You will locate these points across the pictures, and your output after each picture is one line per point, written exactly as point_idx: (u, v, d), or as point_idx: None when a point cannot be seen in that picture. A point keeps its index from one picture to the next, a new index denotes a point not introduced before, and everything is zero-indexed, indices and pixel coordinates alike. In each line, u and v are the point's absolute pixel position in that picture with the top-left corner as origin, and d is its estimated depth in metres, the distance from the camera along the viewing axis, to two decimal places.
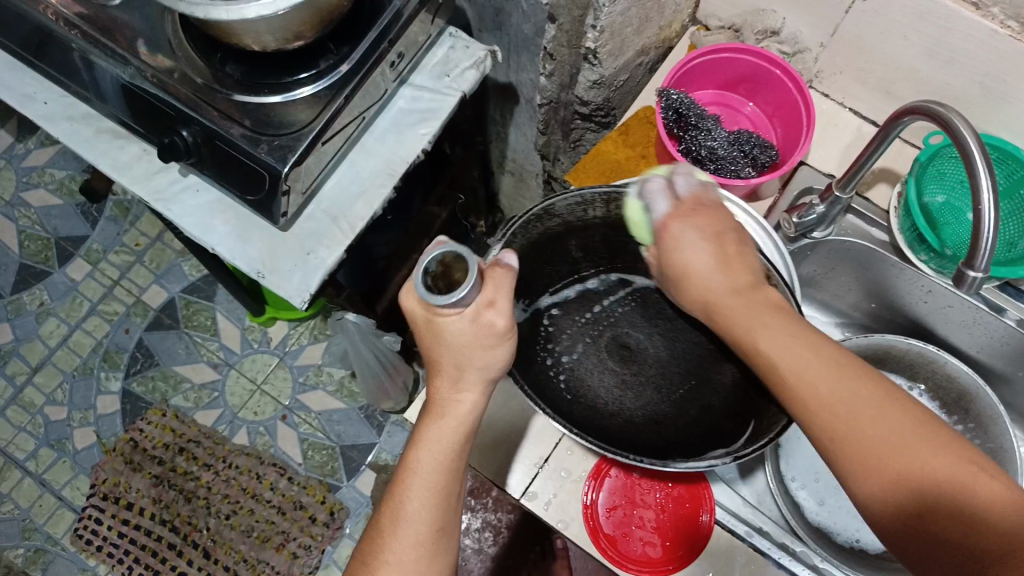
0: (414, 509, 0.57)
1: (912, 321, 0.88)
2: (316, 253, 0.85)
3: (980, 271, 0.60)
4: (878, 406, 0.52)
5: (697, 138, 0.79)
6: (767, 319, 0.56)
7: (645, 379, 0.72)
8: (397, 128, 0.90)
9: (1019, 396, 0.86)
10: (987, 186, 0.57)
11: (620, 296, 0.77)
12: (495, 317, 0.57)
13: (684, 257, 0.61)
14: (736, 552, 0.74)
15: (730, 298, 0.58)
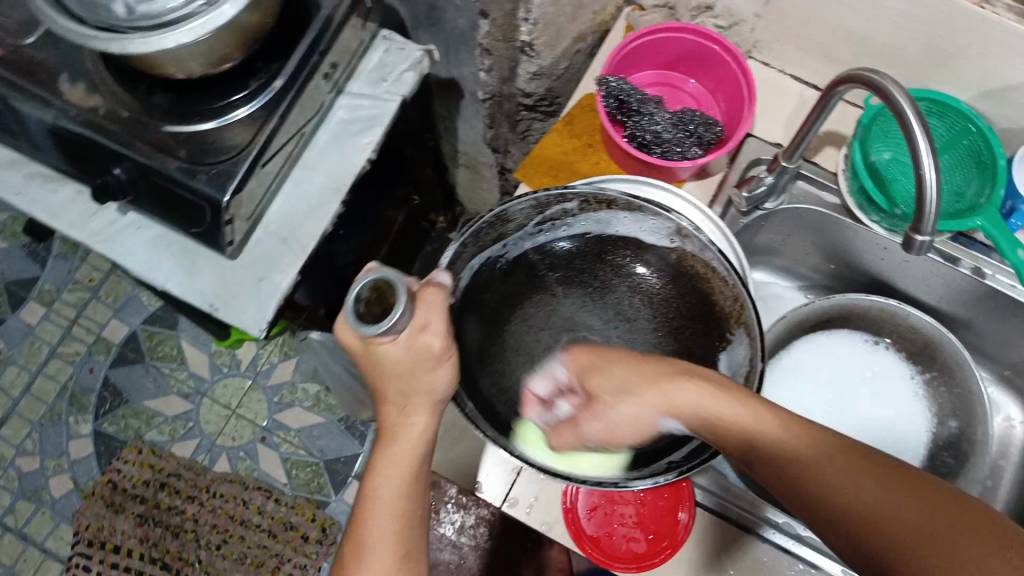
0: (374, 538, 0.54)
1: (871, 278, 0.89)
2: (269, 278, 0.84)
3: (926, 236, 0.59)
4: (814, 442, 0.52)
5: (640, 124, 0.77)
6: (629, 376, 0.58)
7: None
8: (339, 141, 0.88)
9: (983, 339, 0.88)
10: (926, 148, 0.56)
11: (572, 288, 0.70)
12: (432, 339, 0.55)
13: (605, 385, 0.59)
14: (723, 533, 0.74)
15: (602, 363, 0.60)
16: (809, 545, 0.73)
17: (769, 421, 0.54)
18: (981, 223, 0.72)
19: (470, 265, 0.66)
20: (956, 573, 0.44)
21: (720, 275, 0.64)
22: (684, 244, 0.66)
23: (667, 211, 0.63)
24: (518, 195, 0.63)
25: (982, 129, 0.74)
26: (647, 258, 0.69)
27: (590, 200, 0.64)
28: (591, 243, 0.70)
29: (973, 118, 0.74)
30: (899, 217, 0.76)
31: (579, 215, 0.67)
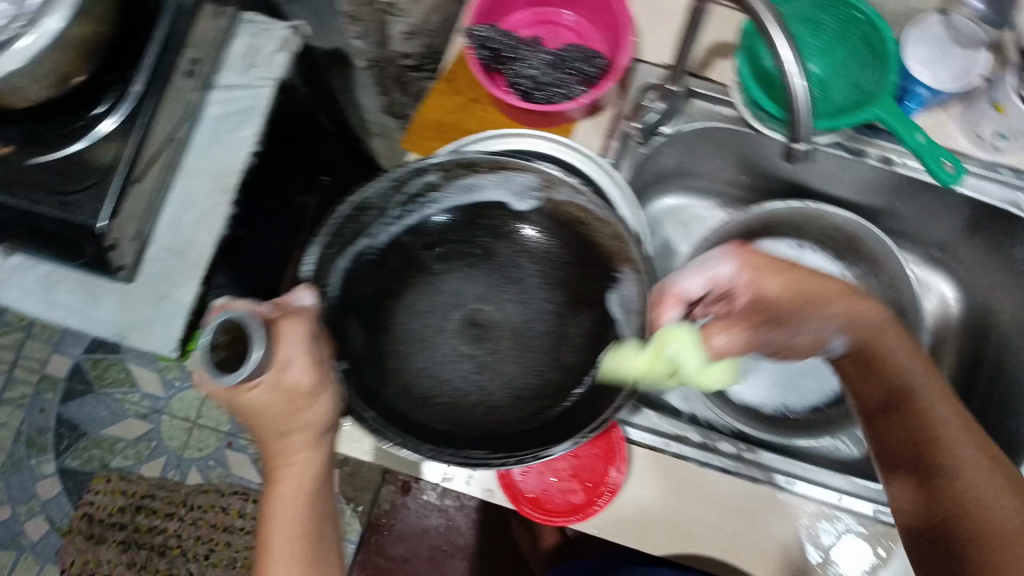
0: (278, 555, 0.60)
1: (786, 183, 0.87)
2: (170, 295, 0.83)
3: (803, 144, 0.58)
4: (938, 393, 0.62)
5: (519, 70, 0.74)
6: (835, 313, 0.64)
7: (505, 355, 0.65)
8: (219, 139, 0.84)
9: (905, 223, 0.87)
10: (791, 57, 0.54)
11: (453, 264, 0.67)
12: (299, 375, 0.54)
13: (773, 288, 0.63)
14: (668, 467, 0.74)
15: (839, 296, 0.64)
16: (751, 463, 0.74)
17: (925, 370, 0.63)
18: (873, 112, 0.70)
19: (338, 265, 0.64)
20: (1002, 540, 0.56)
21: (597, 218, 0.63)
22: (551, 195, 0.64)
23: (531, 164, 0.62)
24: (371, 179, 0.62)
25: (867, 16, 0.71)
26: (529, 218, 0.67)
27: (450, 166, 0.63)
28: (465, 214, 0.67)
29: (856, 5, 0.72)
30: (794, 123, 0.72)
31: (444, 186, 0.65)
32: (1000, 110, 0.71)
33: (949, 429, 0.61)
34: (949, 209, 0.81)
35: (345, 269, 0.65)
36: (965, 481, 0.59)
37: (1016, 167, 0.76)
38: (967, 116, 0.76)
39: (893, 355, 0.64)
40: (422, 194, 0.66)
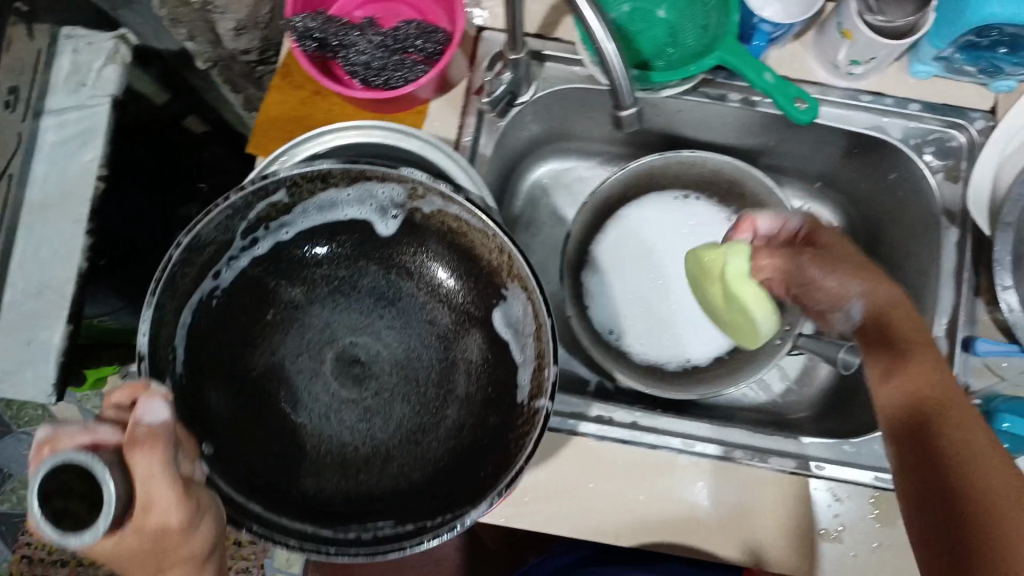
0: None
1: (664, 134, 0.84)
2: (36, 338, 0.79)
3: (630, 109, 0.56)
4: (923, 346, 0.58)
5: (350, 58, 0.70)
6: (855, 272, 0.62)
7: (397, 392, 0.61)
8: (60, 168, 0.80)
9: (785, 160, 0.86)
10: (601, 29, 0.51)
11: (321, 298, 0.62)
12: (168, 515, 0.42)
13: (795, 262, 0.63)
14: (567, 446, 0.71)
15: (844, 246, 0.65)
16: (652, 431, 0.71)
17: (908, 325, 0.60)
18: (712, 58, 0.68)
19: (181, 321, 0.56)
20: (990, 476, 0.50)
21: (475, 230, 0.60)
22: (418, 205, 0.61)
23: (395, 171, 0.57)
24: (202, 213, 0.54)
25: None
26: (404, 233, 0.63)
27: (298, 181, 0.57)
28: (330, 240, 0.63)
29: None
30: (635, 78, 0.70)
31: (294, 207, 0.59)
32: (847, 35, 0.69)
33: (936, 375, 0.56)
34: (820, 142, 0.80)
35: (190, 323, 0.57)
36: (957, 430, 0.52)
37: (875, 91, 0.75)
38: (820, 46, 0.74)
39: (890, 311, 0.60)
40: (273, 220, 0.59)
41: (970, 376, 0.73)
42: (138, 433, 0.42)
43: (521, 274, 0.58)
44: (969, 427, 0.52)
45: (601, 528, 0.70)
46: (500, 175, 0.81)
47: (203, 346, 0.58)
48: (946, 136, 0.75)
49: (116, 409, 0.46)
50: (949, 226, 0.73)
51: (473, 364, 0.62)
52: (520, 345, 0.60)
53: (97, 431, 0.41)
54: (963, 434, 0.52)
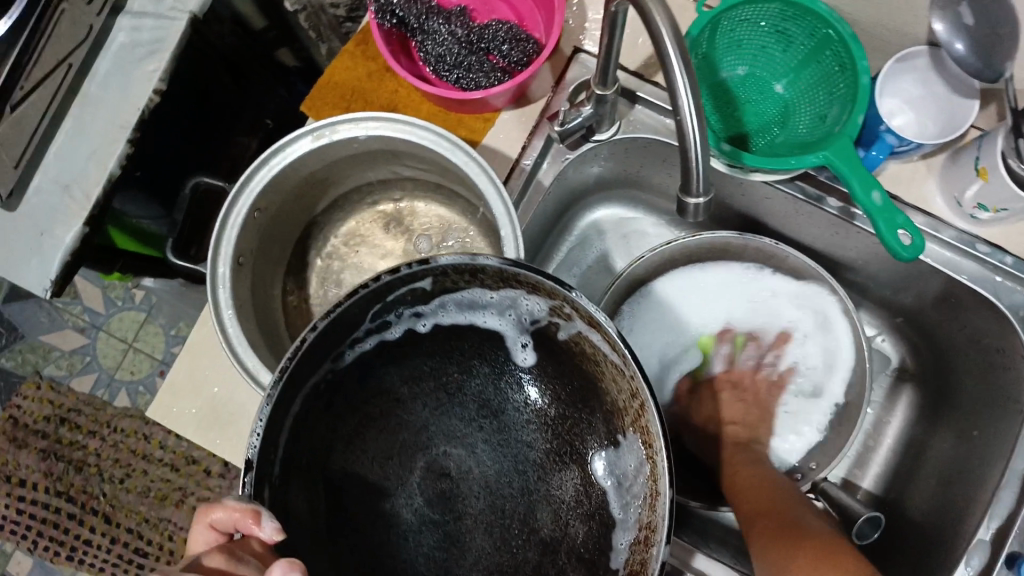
0: None
1: (745, 216, 0.76)
2: (50, 232, 0.77)
3: (700, 197, 0.48)
4: (766, 495, 0.63)
5: (426, 44, 0.64)
6: (746, 483, 0.67)
7: (489, 522, 0.47)
8: (121, 69, 0.77)
9: (870, 282, 0.76)
10: (688, 99, 0.43)
11: (426, 395, 0.50)
12: None
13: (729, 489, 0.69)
14: None
15: (746, 461, 0.71)
16: None
17: (763, 495, 0.63)
18: (816, 156, 0.59)
19: (291, 411, 0.44)
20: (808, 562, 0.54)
21: (612, 364, 0.45)
22: (563, 323, 0.47)
23: (560, 285, 0.43)
24: (348, 295, 0.43)
25: (841, 37, 0.59)
26: (535, 350, 0.51)
27: (447, 272, 0.45)
28: (450, 329, 0.51)
29: (831, 23, 0.59)
30: (724, 155, 0.62)
31: (435, 297, 0.48)
32: (982, 175, 0.60)
33: (778, 515, 0.59)
34: (917, 278, 0.70)
35: (299, 410, 0.45)
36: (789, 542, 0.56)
37: (996, 244, 0.65)
38: (947, 175, 0.65)
39: (752, 486, 0.66)
40: (409, 307, 0.48)
41: None
42: None
43: (650, 429, 0.43)
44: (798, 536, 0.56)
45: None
46: (551, 209, 0.74)
47: (295, 439, 0.45)
48: None
49: (229, 552, 0.41)
50: None
51: (577, 522, 0.47)
52: (622, 501, 0.46)
53: None
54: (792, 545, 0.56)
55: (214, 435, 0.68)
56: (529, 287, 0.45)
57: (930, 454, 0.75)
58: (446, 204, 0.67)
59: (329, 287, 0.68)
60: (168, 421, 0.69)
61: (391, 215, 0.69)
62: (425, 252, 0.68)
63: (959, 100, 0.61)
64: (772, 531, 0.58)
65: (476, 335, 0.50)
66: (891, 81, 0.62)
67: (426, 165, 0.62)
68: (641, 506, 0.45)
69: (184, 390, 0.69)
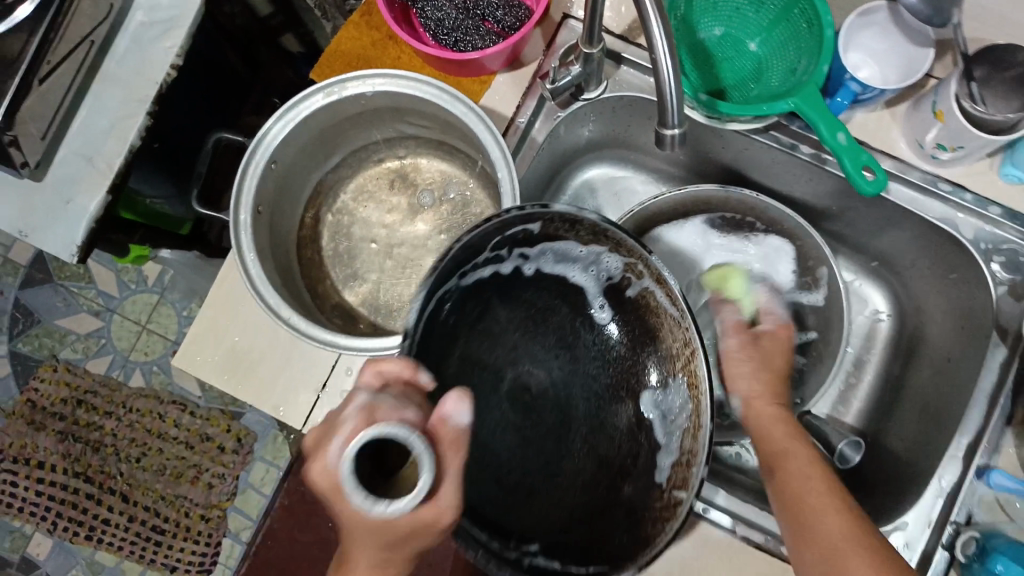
0: None
1: (727, 170, 0.81)
2: (75, 200, 0.82)
3: (674, 129, 0.53)
4: (803, 474, 0.59)
5: (426, 10, 0.70)
6: (775, 437, 0.62)
7: (553, 433, 0.59)
8: (139, 45, 0.83)
9: (844, 228, 0.82)
10: (661, 40, 0.48)
11: (518, 320, 0.60)
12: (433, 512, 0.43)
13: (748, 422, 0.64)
14: None
15: (777, 420, 0.63)
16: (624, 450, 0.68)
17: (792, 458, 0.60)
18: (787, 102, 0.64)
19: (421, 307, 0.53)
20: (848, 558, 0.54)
21: (669, 318, 0.55)
22: (634, 280, 0.57)
23: (641, 248, 0.52)
24: (482, 225, 0.52)
25: None
26: (608, 302, 0.61)
27: (554, 219, 0.53)
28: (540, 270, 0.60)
29: None
30: (701, 104, 0.67)
31: (539, 243, 0.58)
32: (940, 116, 0.65)
33: (814, 499, 0.57)
34: (890, 222, 0.76)
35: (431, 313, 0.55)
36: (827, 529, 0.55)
37: (957, 182, 0.70)
38: (910, 121, 0.70)
39: (772, 434, 0.62)
40: (520, 247, 0.57)
41: (976, 506, 0.67)
42: (444, 435, 0.45)
43: (696, 374, 0.52)
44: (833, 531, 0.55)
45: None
46: (545, 167, 0.79)
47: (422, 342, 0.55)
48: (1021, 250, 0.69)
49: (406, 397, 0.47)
50: (997, 344, 0.68)
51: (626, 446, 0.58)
52: (664, 430, 0.57)
53: (404, 413, 0.45)
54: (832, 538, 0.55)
55: (237, 379, 0.73)
56: (614, 245, 0.54)
57: (905, 386, 0.81)
58: (447, 159, 0.72)
59: (340, 240, 0.73)
60: (192, 368, 0.73)
61: (395, 174, 0.74)
62: (428, 206, 0.73)
63: (917, 49, 0.66)
64: (832, 510, 0.56)
65: (563, 282, 0.61)
66: (854, 35, 0.68)
67: (429, 122, 0.67)
68: (683, 436, 0.55)
69: (204, 339, 0.73)
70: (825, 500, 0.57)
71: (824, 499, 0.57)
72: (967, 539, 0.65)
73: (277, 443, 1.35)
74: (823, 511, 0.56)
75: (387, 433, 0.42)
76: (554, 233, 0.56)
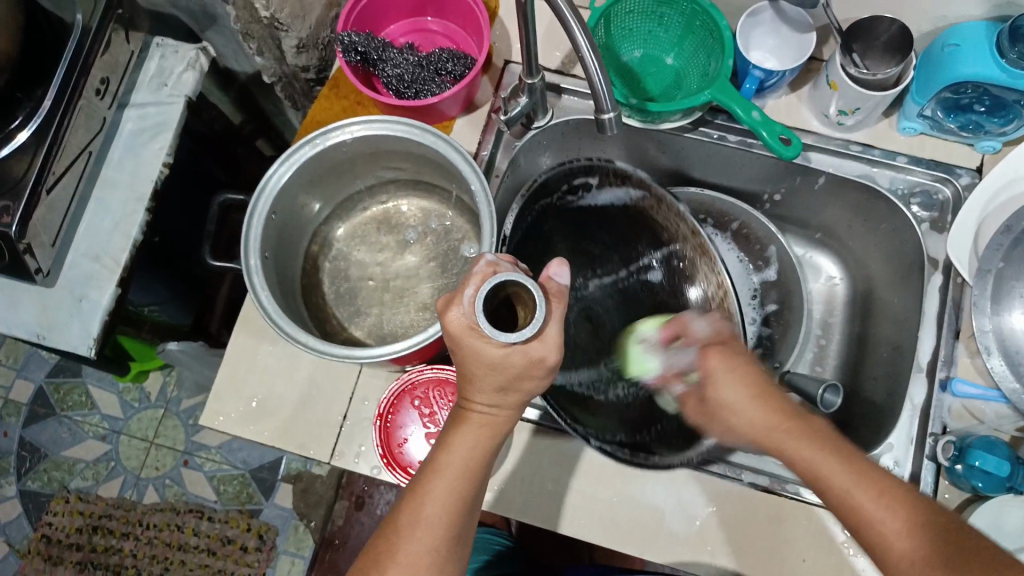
0: (430, 505, 0.55)
1: (672, 173, 0.92)
2: (87, 296, 0.89)
3: (610, 112, 0.62)
4: (834, 467, 0.55)
5: (385, 71, 0.81)
6: (784, 436, 0.58)
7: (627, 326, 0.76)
8: (132, 151, 0.92)
9: (784, 207, 0.92)
10: (585, 43, 0.58)
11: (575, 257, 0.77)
12: (546, 355, 0.53)
13: (729, 401, 0.60)
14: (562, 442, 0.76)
15: (771, 417, 0.58)
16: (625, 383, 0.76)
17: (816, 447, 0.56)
18: (705, 95, 0.75)
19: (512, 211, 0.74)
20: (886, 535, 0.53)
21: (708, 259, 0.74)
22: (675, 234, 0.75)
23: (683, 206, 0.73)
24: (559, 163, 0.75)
25: (705, 8, 0.76)
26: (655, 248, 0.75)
27: (610, 172, 0.75)
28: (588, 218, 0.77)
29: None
30: (634, 108, 0.78)
31: (592, 191, 0.76)
32: (834, 87, 0.77)
33: (862, 500, 0.53)
34: (817, 191, 0.86)
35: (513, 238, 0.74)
36: (879, 522, 0.52)
37: (866, 143, 0.82)
38: (813, 98, 0.81)
39: (777, 440, 0.58)
40: (576, 195, 0.77)
41: (946, 417, 0.75)
42: (555, 289, 0.56)
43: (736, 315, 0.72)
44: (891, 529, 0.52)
45: (575, 532, 0.74)
46: (514, 196, 0.89)
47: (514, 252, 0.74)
48: (932, 190, 0.80)
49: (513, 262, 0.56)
50: (932, 272, 0.78)
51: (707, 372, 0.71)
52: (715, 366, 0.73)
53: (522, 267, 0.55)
54: (894, 533, 0.52)
55: (261, 428, 0.78)
56: (656, 200, 0.75)
57: (867, 336, 0.89)
58: (425, 196, 0.82)
59: (340, 283, 0.81)
60: (219, 426, 0.78)
61: (380, 218, 0.83)
62: (414, 240, 0.82)
63: (802, 35, 0.78)
64: (891, 503, 0.52)
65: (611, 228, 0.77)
66: (750, 35, 0.80)
67: (405, 162, 0.77)
68: None
69: (226, 393, 0.79)
70: (869, 490, 0.53)
71: (874, 484, 0.53)
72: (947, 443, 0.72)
73: (299, 533, 1.35)
74: (877, 505, 0.53)
75: (508, 279, 0.51)
76: (607, 184, 0.76)
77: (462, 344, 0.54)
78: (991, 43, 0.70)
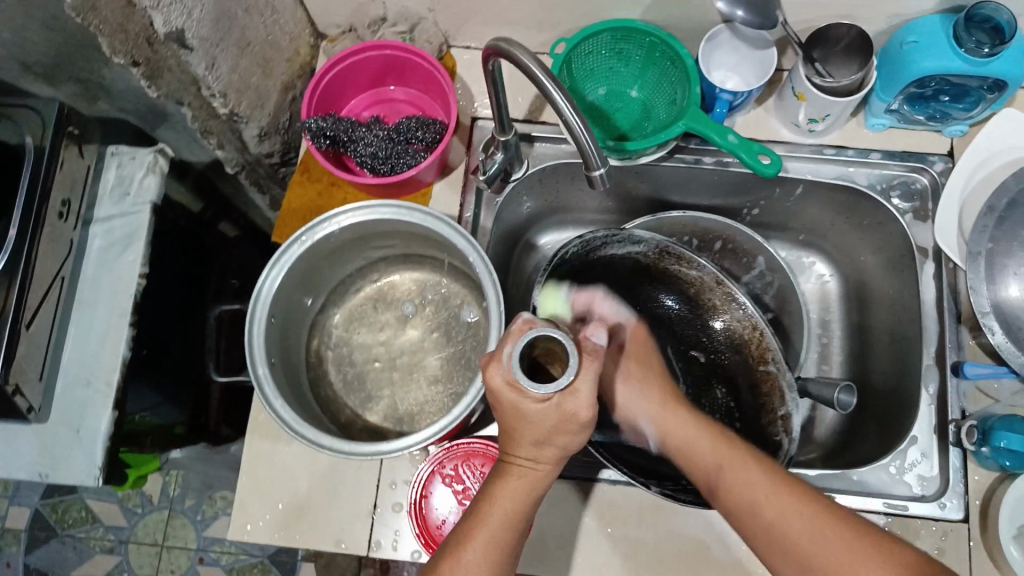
0: (472, 559, 0.55)
1: (653, 200, 0.92)
2: (85, 425, 0.86)
3: (600, 168, 0.62)
4: (765, 482, 0.58)
5: (356, 150, 0.80)
6: (716, 453, 0.61)
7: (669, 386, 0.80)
8: (105, 267, 0.89)
9: (766, 215, 0.93)
10: (566, 104, 0.58)
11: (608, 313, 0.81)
12: (580, 409, 0.52)
13: (620, 390, 0.67)
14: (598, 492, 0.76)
15: (691, 429, 0.63)
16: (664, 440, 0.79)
17: (745, 464, 0.59)
18: (678, 127, 0.75)
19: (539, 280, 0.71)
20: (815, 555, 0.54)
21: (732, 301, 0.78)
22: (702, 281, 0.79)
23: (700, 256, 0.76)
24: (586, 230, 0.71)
25: (663, 40, 0.76)
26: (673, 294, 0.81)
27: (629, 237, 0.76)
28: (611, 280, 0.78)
29: (652, 34, 0.77)
30: (612, 150, 0.78)
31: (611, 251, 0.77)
32: (801, 97, 0.77)
33: (791, 519, 0.55)
34: (797, 197, 0.87)
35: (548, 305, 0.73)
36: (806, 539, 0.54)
37: (838, 145, 0.83)
38: (781, 110, 0.83)
39: (706, 455, 0.61)
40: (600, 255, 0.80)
41: (964, 400, 0.77)
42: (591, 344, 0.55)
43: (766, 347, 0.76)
44: (817, 548, 0.54)
45: None
46: (501, 249, 0.89)
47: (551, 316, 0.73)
48: (909, 180, 0.82)
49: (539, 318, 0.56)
50: (924, 260, 0.80)
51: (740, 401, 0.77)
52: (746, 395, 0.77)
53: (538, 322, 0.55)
54: (821, 549, 0.54)
55: (292, 532, 0.76)
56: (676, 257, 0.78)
57: (868, 327, 0.90)
58: (417, 267, 0.81)
59: (346, 369, 0.79)
60: (248, 538, 0.76)
61: (375, 295, 0.82)
62: (413, 313, 0.81)
63: (762, 52, 0.79)
64: (823, 521, 0.55)
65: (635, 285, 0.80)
66: (709, 57, 0.80)
67: (393, 240, 0.76)
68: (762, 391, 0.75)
69: (250, 503, 0.77)
70: (797, 503, 0.56)
71: (801, 498, 0.57)
72: (970, 428, 0.73)
73: None
74: (804, 523, 0.55)
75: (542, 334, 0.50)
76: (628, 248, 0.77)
77: (503, 401, 0.53)
78: (948, 37, 0.71)
